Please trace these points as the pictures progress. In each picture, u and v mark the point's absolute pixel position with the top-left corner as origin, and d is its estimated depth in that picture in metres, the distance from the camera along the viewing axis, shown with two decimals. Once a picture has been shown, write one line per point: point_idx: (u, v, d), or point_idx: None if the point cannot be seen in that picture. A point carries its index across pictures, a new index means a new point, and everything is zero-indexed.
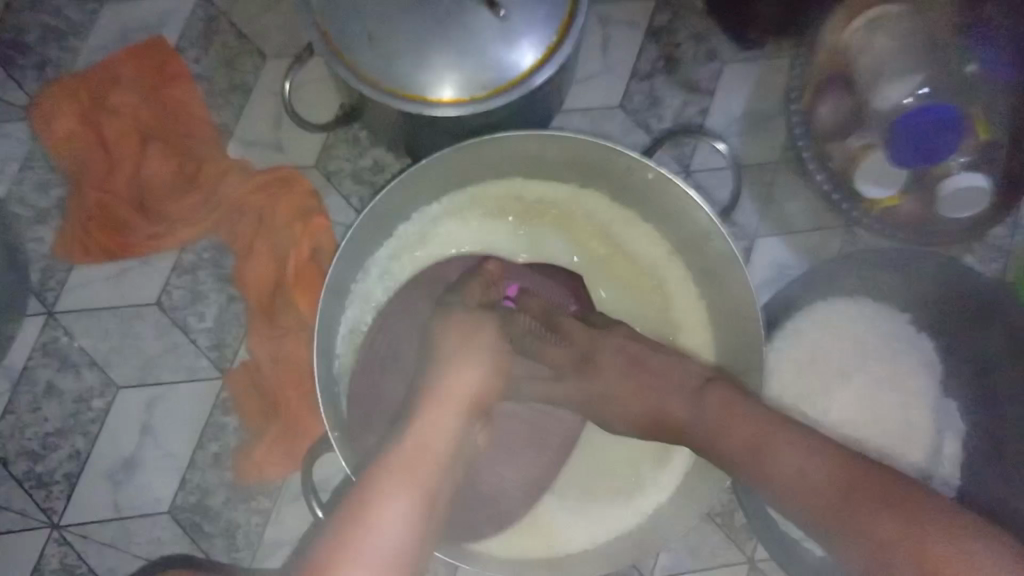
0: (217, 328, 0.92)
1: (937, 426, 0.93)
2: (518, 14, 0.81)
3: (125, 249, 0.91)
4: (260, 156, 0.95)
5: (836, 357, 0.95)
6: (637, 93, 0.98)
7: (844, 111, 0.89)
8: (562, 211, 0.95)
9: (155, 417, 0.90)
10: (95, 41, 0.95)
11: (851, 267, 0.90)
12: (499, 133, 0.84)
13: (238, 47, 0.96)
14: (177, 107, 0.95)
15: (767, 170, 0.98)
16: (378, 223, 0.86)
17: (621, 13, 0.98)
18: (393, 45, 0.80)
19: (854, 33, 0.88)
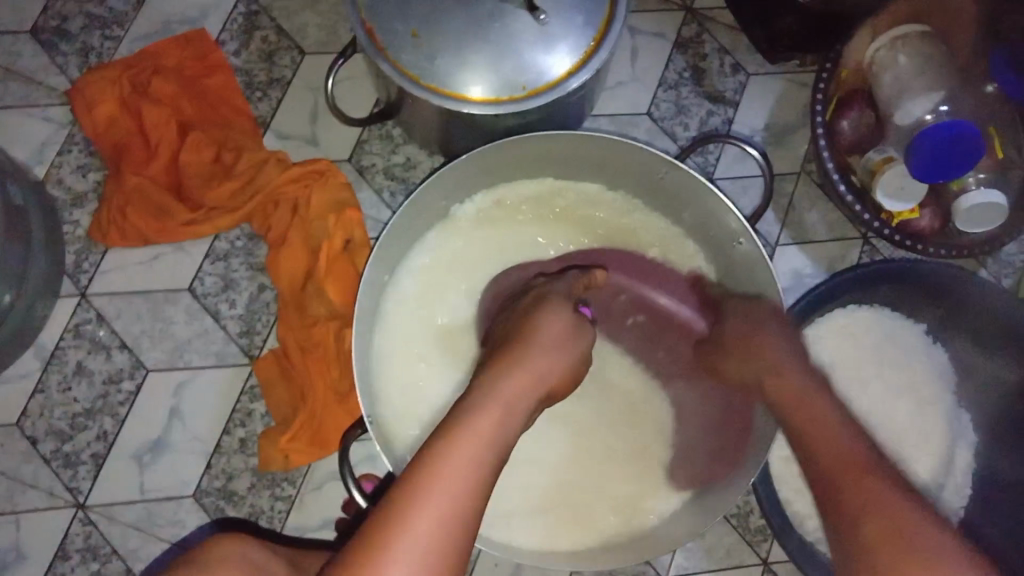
0: (247, 316, 0.93)
1: (951, 434, 0.92)
2: (556, 18, 0.81)
3: (161, 235, 0.92)
4: (295, 149, 0.97)
5: (855, 363, 0.94)
6: (664, 101, 1.03)
7: (866, 125, 0.97)
8: (596, 212, 0.91)
9: (183, 400, 0.92)
10: (137, 31, 0.98)
11: (881, 276, 0.90)
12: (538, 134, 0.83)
13: (277, 42, 0.98)
14: (217, 97, 0.97)
15: (787, 181, 1.02)
16: (413, 217, 0.84)
17: (649, 25, 1.04)
18: (432, 43, 0.81)
19: (877, 52, 0.95)
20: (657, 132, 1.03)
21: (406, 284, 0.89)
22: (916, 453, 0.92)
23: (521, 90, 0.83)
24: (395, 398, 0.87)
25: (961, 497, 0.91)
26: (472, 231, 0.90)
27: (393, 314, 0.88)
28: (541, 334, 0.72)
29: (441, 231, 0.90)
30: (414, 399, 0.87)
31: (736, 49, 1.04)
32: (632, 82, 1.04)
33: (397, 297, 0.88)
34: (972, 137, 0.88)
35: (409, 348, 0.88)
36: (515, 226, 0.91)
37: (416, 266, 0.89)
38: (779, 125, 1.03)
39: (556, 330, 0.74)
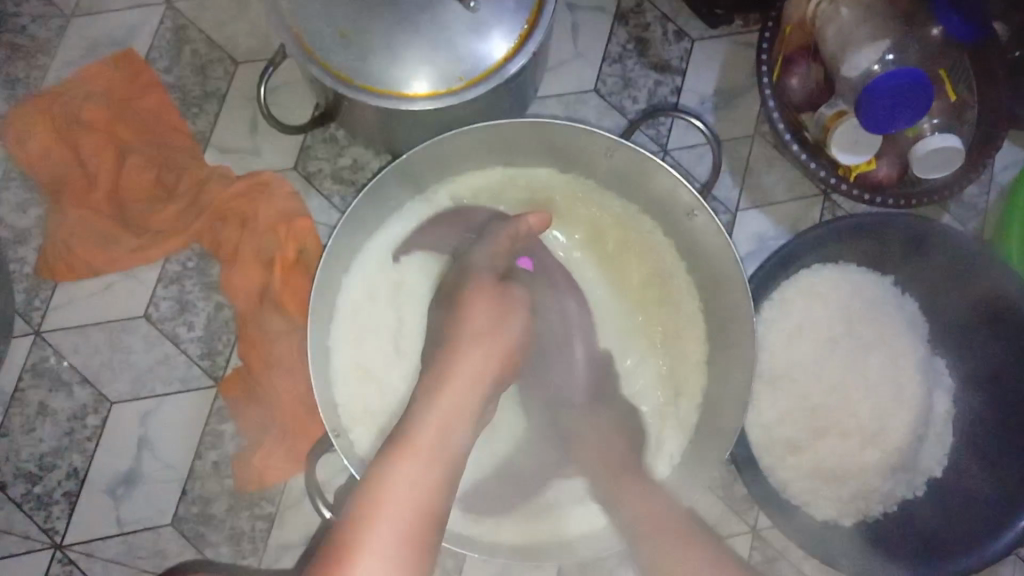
0: (207, 337, 0.92)
1: (929, 384, 0.91)
2: (486, 4, 0.79)
3: (110, 264, 0.91)
4: (238, 162, 0.94)
5: (825, 324, 0.92)
6: (610, 76, 1.01)
7: (812, 84, 0.96)
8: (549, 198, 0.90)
9: (151, 429, 0.90)
10: (64, 58, 0.95)
11: (845, 234, 0.88)
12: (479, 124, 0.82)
13: (209, 54, 0.96)
14: (152, 117, 0.94)
15: (742, 145, 1.01)
16: (360, 221, 0.82)
17: (587, 0, 1.02)
18: (362, 42, 0.79)
19: (818, 4, 0.92)
20: (605, 108, 1.01)
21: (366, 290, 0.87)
22: (896, 409, 0.90)
23: (458, 81, 0.81)
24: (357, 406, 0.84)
25: (944, 444, 0.91)
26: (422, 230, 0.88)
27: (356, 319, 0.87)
28: (465, 328, 0.74)
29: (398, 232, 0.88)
30: (375, 407, 0.85)
31: (678, 15, 1.02)
32: (576, 59, 1.02)
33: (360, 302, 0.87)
34: (920, 86, 0.86)
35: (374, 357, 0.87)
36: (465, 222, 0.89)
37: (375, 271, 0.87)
38: (729, 88, 1.02)
39: (488, 314, 0.76)
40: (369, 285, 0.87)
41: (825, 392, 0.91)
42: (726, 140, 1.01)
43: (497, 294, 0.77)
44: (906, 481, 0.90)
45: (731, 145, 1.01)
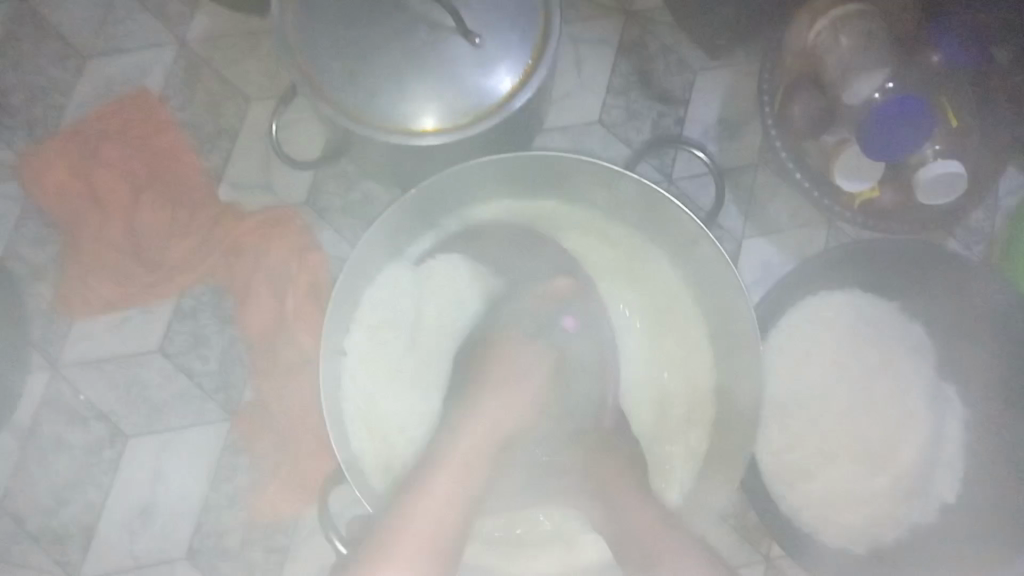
0: (221, 371, 0.92)
1: (937, 411, 0.91)
2: (492, 41, 0.82)
3: (126, 299, 0.93)
4: (250, 197, 0.96)
5: (831, 350, 0.92)
6: (615, 108, 1.03)
7: (816, 108, 0.94)
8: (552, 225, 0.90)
9: (166, 462, 0.91)
10: (80, 98, 0.98)
11: (848, 262, 0.89)
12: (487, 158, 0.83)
13: (221, 92, 0.98)
14: (165, 154, 0.96)
15: (746, 173, 1.02)
16: (370, 256, 0.83)
17: (591, 34, 1.05)
18: (371, 79, 0.81)
19: (819, 34, 0.95)
20: (611, 139, 1.03)
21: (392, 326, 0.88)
22: (903, 433, 0.91)
23: (465, 116, 0.82)
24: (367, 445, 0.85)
25: (955, 471, 0.90)
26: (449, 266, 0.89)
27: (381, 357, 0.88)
28: (493, 376, 0.81)
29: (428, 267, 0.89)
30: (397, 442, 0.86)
31: (681, 47, 1.04)
32: (581, 92, 1.04)
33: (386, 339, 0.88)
34: (916, 113, 0.89)
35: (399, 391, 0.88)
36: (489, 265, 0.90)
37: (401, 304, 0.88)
38: (732, 118, 1.03)
39: (520, 363, 0.82)
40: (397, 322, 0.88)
41: (834, 419, 0.91)
42: (731, 169, 1.02)
43: (533, 352, 0.83)
44: (919, 508, 0.90)
45: (735, 174, 1.02)
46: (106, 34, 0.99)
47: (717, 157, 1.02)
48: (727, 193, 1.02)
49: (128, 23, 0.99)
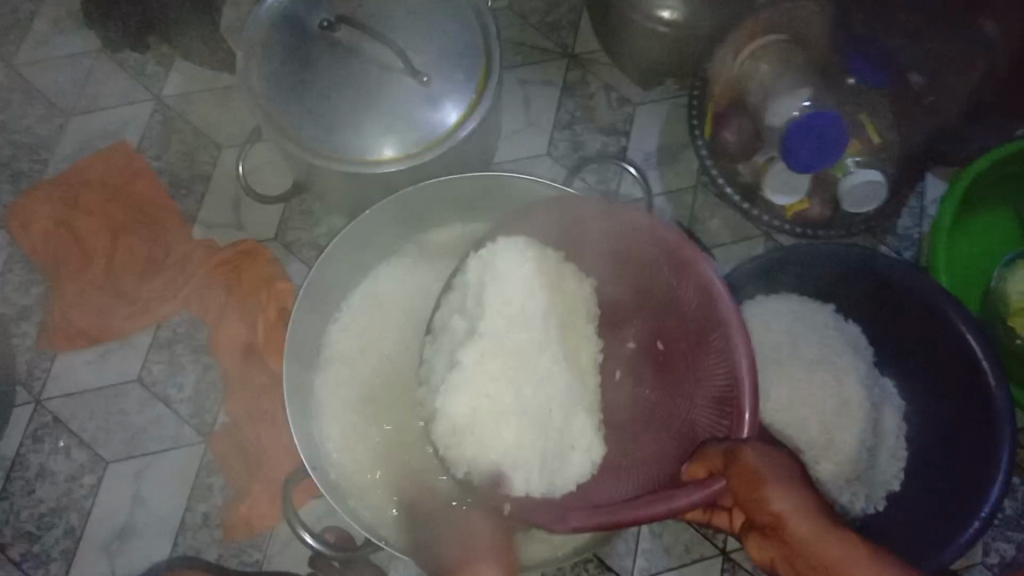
0: (196, 397, 0.98)
1: (877, 401, 0.97)
2: (438, 78, 0.89)
3: (105, 333, 0.99)
4: (222, 235, 1.03)
5: (770, 349, 0.98)
6: (561, 141, 1.11)
7: (747, 132, 1.03)
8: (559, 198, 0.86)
9: (144, 486, 0.96)
10: (63, 152, 1.07)
11: (778, 263, 0.97)
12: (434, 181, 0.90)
13: (194, 141, 1.07)
14: (141, 198, 1.04)
15: (687, 195, 1.09)
16: (336, 276, 0.91)
17: (536, 76, 1.14)
18: (329, 117, 0.89)
19: (742, 64, 1.02)
20: (559, 170, 1.11)
21: (458, 339, 0.83)
22: (840, 421, 0.94)
23: (416, 145, 0.89)
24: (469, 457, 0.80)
25: (896, 456, 0.96)
26: (484, 255, 0.85)
27: (460, 373, 0.82)
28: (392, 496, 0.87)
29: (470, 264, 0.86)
30: (490, 462, 0.80)
31: (619, 84, 1.13)
32: (529, 127, 1.12)
33: (465, 352, 0.82)
34: (836, 127, 0.94)
35: (482, 403, 0.82)
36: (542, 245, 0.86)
37: (454, 313, 0.85)
38: (671, 146, 1.11)
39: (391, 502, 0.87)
40: (466, 328, 0.83)
41: (776, 412, 0.95)
42: (672, 191, 1.09)
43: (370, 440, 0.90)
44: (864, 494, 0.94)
45: (677, 196, 1.09)
46: (87, 94, 1.09)
47: (658, 181, 1.10)
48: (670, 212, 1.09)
49: (109, 83, 1.09)
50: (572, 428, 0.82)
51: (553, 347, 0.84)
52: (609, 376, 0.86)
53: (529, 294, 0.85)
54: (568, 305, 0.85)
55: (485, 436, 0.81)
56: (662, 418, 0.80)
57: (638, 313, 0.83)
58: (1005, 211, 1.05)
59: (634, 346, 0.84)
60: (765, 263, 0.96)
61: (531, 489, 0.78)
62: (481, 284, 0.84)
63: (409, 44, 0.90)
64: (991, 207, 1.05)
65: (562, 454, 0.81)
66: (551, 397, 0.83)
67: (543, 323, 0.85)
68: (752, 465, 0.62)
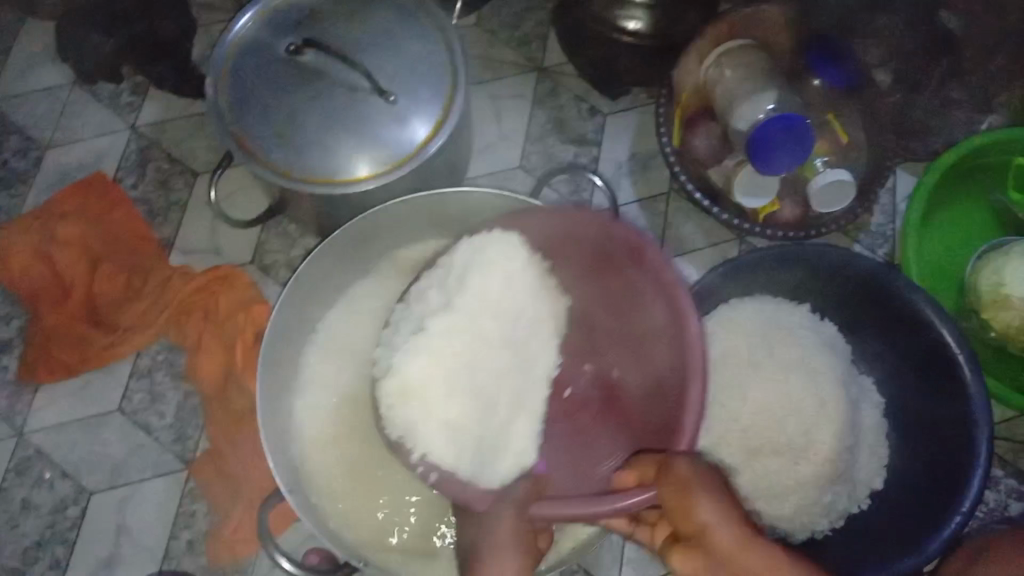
0: (177, 424, 0.98)
1: (854, 399, 0.97)
2: (404, 96, 0.89)
3: (86, 363, 0.99)
4: (199, 261, 1.04)
5: (745, 352, 0.98)
6: (533, 153, 1.12)
7: (716, 137, 1.04)
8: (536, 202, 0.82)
9: (128, 515, 0.96)
10: (40, 185, 1.08)
11: (751, 266, 0.97)
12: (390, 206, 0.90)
13: (170, 169, 1.07)
14: (117, 227, 1.04)
15: (660, 202, 1.10)
16: (308, 298, 0.91)
17: (506, 90, 1.15)
18: (298, 139, 0.88)
19: (708, 69, 1.03)
20: (532, 181, 1.11)
21: (430, 309, 0.78)
22: (819, 421, 0.94)
23: (384, 164, 0.88)
24: (413, 423, 0.75)
25: (873, 452, 0.97)
26: (475, 243, 0.78)
27: (426, 341, 0.76)
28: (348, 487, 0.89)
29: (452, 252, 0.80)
30: (433, 432, 0.74)
31: (589, 95, 1.14)
32: (501, 141, 1.13)
33: (434, 320, 0.76)
34: (801, 131, 0.94)
35: (439, 376, 0.76)
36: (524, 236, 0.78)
37: (430, 287, 0.80)
38: (642, 154, 1.12)
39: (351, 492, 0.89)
40: (439, 301, 0.78)
41: (754, 414, 0.95)
42: (645, 199, 1.10)
43: (337, 426, 0.91)
44: (846, 493, 0.94)
45: (650, 203, 1.10)
46: (63, 127, 1.10)
47: (631, 190, 1.11)
48: (644, 219, 1.09)
49: (83, 116, 1.10)
50: (514, 430, 0.77)
51: (520, 341, 0.79)
52: (560, 397, 0.83)
53: (508, 285, 0.78)
54: (541, 306, 0.80)
55: (435, 408, 0.75)
56: (607, 438, 0.81)
57: (609, 335, 0.81)
58: (977, 202, 1.05)
59: (591, 369, 0.83)
60: (740, 263, 0.96)
61: (460, 465, 0.74)
62: (462, 265, 0.78)
63: (374, 64, 0.89)
64: (962, 199, 1.05)
65: (496, 450, 0.75)
66: (502, 393, 0.77)
67: (515, 325, 0.79)
68: (683, 478, 0.60)
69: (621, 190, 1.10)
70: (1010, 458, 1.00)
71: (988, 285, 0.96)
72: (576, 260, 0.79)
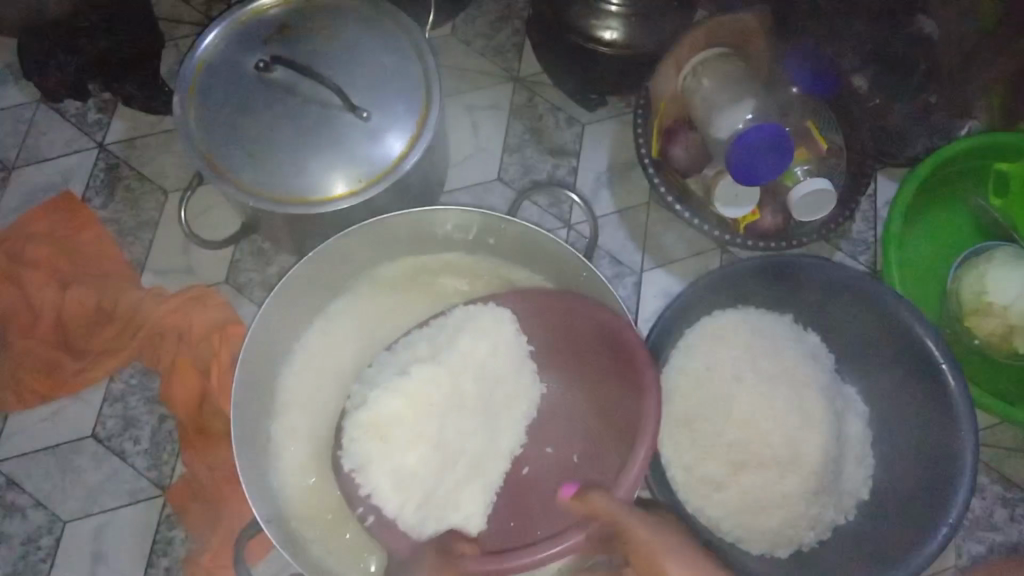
0: (152, 449, 0.97)
1: (840, 410, 0.96)
2: (379, 111, 0.85)
3: (57, 389, 0.98)
4: (172, 282, 1.03)
5: (728, 364, 0.97)
6: (511, 165, 1.11)
7: (694, 147, 1.01)
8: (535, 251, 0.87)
9: (104, 543, 0.95)
10: (7, 207, 1.07)
11: (736, 279, 0.96)
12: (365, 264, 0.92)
13: (140, 188, 1.07)
14: (87, 250, 1.04)
15: (639, 212, 1.09)
16: (284, 321, 0.88)
17: (482, 101, 1.14)
18: (268, 157, 0.84)
19: (685, 79, 1.01)
20: (510, 194, 1.10)
21: (417, 356, 0.86)
22: (802, 435, 0.94)
23: (359, 182, 0.84)
24: (372, 460, 0.81)
25: (861, 464, 0.96)
26: (469, 309, 0.87)
27: (404, 380, 0.83)
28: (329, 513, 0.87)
29: (448, 314, 0.88)
30: (383, 470, 0.81)
31: (566, 105, 1.13)
32: (478, 152, 1.12)
33: (415, 365, 0.84)
34: (781, 140, 0.92)
35: (412, 412, 0.83)
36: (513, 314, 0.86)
37: (420, 340, 0.87)
38: (620, 163, 1.11)
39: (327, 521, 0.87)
40: (427, 352, 0.86)
41: (736, 427, 0.94)
42: (625, 210, 1.09)
43: (317, 452, 0.88)
44: (832, 505, 0.93)
45: (629, 213, 1.09)
46: (29, 148, 1.09)
47: (610, 200, 1.09)
48: (624, 230, 1.08)
49: (51, 134, 1.09)
50: (463, 491, 0.83)
51: (493, 410, 0.87)
52: (514, 476, 0.87)
53: (493, 356, 0.86)
54: (517, 381, 0.87)
55: (400, 448, 0.82)
56: (553, 514, 0.83)
57: (570, 420, 0.88)
58: (958, 208, 1.04)
59: (551, 453, 0.87)
60: (725, 275, 0.94)
61: (401, 512, 0.81)
62: (456, 326, 0.87)
63: (346, 79, 0.85)
64: (944, 205, 1.05)
65: (444, 508, 0.82)
66: (463, 455, 0.84)
67: (490, 394, 0.87)
68: (609, 510, 0.70)
69: (600, 202, 1.09)
70: (995, 464, 0.99)
71: (970, 294, 0.96)
72: (558, 345, 0.87)
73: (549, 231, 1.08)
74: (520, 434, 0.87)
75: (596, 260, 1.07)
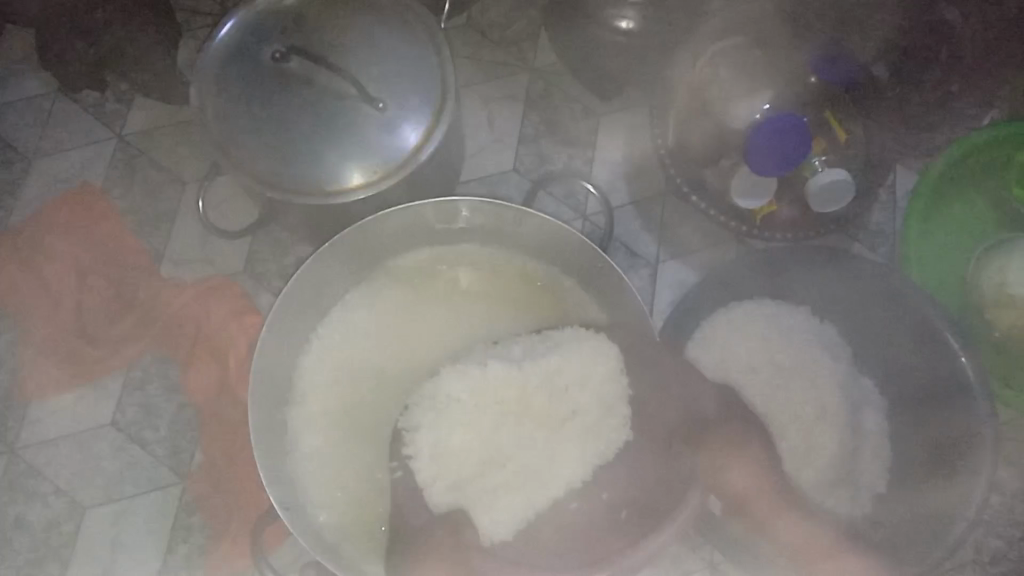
0: (171, 437, 0.98)
1: (858, 409, 0.95)
2: (394, 102, 0.85)
3: (74, 378, 1.00)
4: (189, 272, 1.04)
5: (744, 355, 0.96)
6: (528, 155, 1.11)
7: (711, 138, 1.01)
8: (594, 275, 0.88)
9: (122, 530, 0.96)
10: (27, 198, 1.08)
11: (755, 261, 0.97)
12: (380, 217, 0.85)
13: (158, 178, 1.08)
14: (108, 239, 1.05)
15: (655, 203, 1.08)
16: (298, 311, 0.88)
17: (498, 91, 1.14)
18: (284, 148, 0.84)
19: (702, 69, 0.99)
20: (525, 185, 1.10)
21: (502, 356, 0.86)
22: (818, 429, 0.93)
23: (374, 172, 0.84)
24: (422, 429, 0.83)
25: (883, 458, 0.95)
26: (577, 333, 0.86)
27: (480, 372, 0.84)
28: (352, 502, 0.86)
29: (557, 330, 0.88)
30: (425, 438, 0.82)
31: (583, 95, 1.13)
32: (493, 143, 1.12)
33: (493, 359, 0.84)
34: (800, 132, 0.92)
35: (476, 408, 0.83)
36: (616, 351, 0.84)
37: (519, 342, 0.87)
38: (636, 155, 1.10)
39: (352, 512, 0.86)
40: (516, 356, 0.85)
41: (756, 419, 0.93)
42: (642, 200, 1.09)
43: (334, 444, 0.88)
44: (851, 498, 0.93)
45: (645, 204, 1.08)
46: (48, 139, 1.11)
47: (627, 191, 1.09)
48: (640, 221, 1.08)
49: (68, 126, 1.11)
50: (501, 497, 0.80)
51: (559, 428, 0.83)
52: (562, 507, 0.82)
53: (581, 380, 0.83)
54: (600, 419, 0.83)
55: (454, 432, 0.82)
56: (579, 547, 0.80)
57: (635, 457, 0.82)
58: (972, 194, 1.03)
59: (609, 497, 0.82)
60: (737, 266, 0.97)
61: (431, 485, 0.80)
62: (555, 342, 0.86)
63: (360, 71, 0.85)
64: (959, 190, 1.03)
65: (474, 503, 0.79)
66: (516, 460, 0.82)
67: (566, 419, 0.83)
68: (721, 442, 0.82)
69: (616, 192, 1.09)
70: (1014, 459, 0.99)
71: (989, 286, 0.95)
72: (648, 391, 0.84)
73: (564, 222, 1.08)
74: (585, 470, 0.82)
75: (611, 251, 1.07)
